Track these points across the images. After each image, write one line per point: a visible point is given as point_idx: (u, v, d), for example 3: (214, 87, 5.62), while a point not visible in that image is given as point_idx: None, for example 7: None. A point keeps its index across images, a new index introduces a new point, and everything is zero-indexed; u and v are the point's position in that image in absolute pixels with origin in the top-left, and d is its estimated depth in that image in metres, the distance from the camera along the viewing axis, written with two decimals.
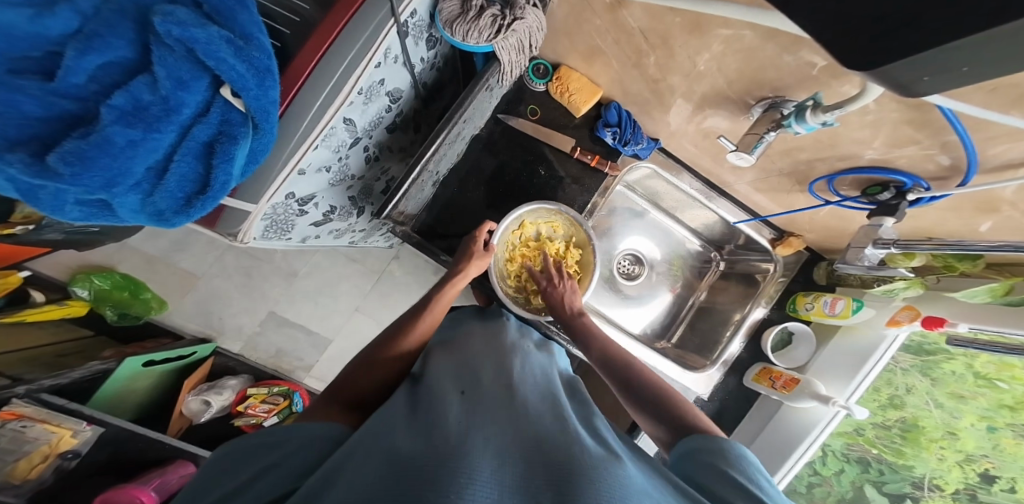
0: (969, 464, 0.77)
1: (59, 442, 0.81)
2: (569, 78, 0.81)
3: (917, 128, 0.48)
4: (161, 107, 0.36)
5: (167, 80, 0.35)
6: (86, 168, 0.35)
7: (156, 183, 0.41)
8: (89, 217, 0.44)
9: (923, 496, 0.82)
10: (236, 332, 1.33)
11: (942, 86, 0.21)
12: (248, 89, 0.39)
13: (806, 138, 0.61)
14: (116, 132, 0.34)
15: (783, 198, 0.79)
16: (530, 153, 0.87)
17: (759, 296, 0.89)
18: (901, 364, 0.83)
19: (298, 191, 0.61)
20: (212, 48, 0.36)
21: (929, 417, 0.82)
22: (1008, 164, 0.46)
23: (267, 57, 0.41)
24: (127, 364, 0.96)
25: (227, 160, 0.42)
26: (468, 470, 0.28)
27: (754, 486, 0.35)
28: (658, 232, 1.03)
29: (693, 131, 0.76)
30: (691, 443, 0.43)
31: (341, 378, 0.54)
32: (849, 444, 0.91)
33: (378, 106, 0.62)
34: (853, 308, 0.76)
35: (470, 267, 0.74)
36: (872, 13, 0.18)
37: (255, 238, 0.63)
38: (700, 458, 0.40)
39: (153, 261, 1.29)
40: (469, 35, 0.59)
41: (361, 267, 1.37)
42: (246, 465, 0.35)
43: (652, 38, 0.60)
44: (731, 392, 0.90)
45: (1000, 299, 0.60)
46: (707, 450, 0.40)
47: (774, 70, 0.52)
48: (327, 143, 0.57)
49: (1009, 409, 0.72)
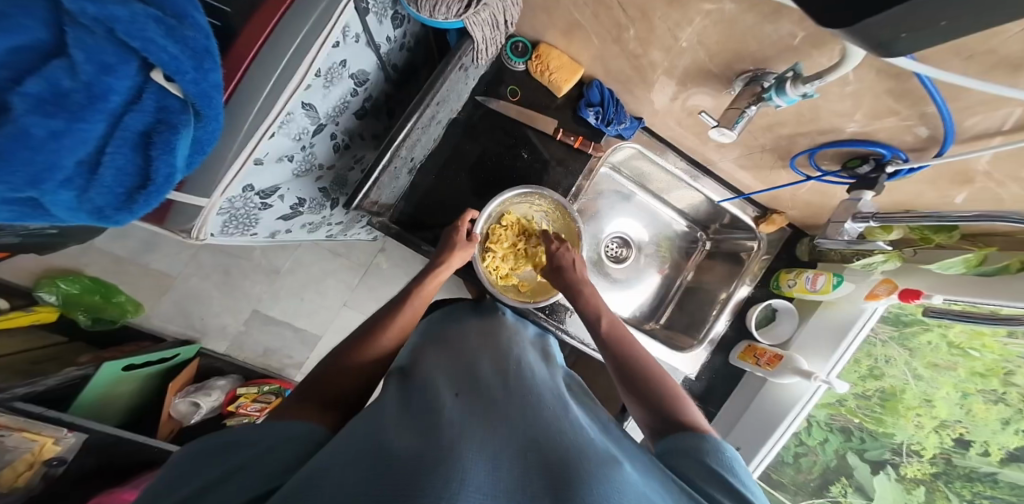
0: (944, 430, 0.80)
1: (41, 450, 0.78)
2: (549, 56, 0.78)
3: (897, 99, 0.48)
4: (85, 94, 0.32)
5: (89, 65, 0.31)
6: (3, 163, 0.31)
7: (91, 178, 0.38)
8: (20, 216, 0.40)
9: (902, 462, 0.86)
10: (219, 332, 1.30)
11: (920, 46, 0.20)
12: (183, 73, 0.36)
13: (788, 112, 0.60)
14: (34, 123, 0.31)
15: (766, 176, 0.78)
16: (512, 136, 0.85)
17: (744, 274, 0.90)
18: (880, 335, 0.85)
19: (257, 183, 0.58)
20: (136, 27, 0.32)
21: (907, 388, 0.84)
22: (983, 134, 0.46)
23: (204, 37, 0.37)
24: (110, 367, 0.94)
25: (168, 151, 0.40)
26: (461, 474, 0.26)
27: (737, 482, 0.34)
28: (645, 214, 1.03)
29: (677, 109, 0.74)
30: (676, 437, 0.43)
31: (314, 374, 0.52)
32: (831, 415, 0.93)
33: (342, 89, 0.59)
34: (833, 283, 0.77)
35: (452, 259, 0.72)
36: None
37: (213, 234, 0.60)
38: (682, 451, 0.40)
39: (123, 263, 1.23)
40: (436, 10, 0.55)
41: (346, 261, 1.34)
42: (217, 465, 0.33)
43: (631, 11, 0.58)
44: (719, 371, 0.92)
45: (974, 269, 0.60)
46: (690, 446, 0.40)
47: (755, 41, 0.50)
48: (285, 130, 0.54)
49: (980, 376, 0.75)
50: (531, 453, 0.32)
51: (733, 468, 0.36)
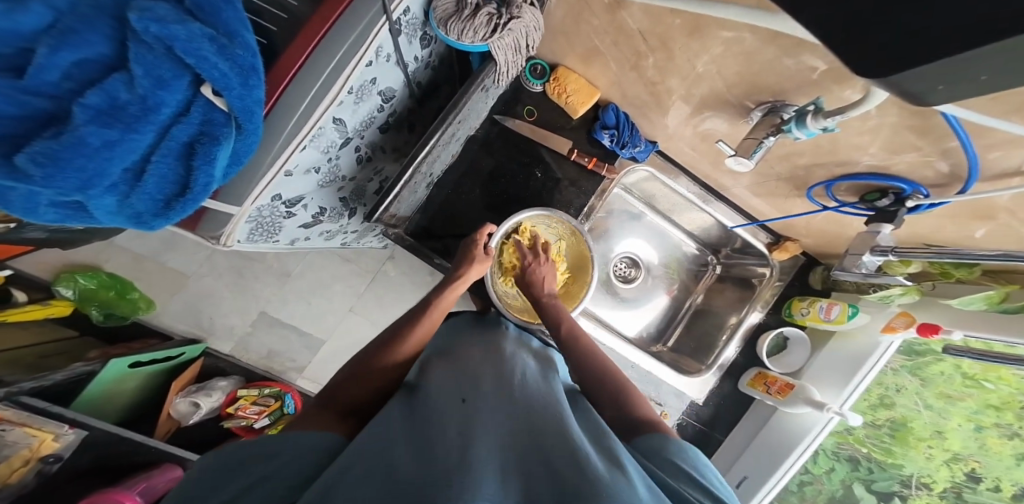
0: (956, 463, 0.78)
1: (41, 445, 0.79)
2: (566, 78, 0.79)
3: (919, 135, 0.48)
4: (139, 107, 0.34)
5: (146, 79, 0.34)
6: (58, 169, 0.33)
7: (134, 185, 0.40)
8: (67, 220, 0.42)
9: (911, 495, 0.83)
10: (227, 333, 1.31)
11: (953, 97, 0.20)
12: (230, 89, 0.38)
13: (806, 143, 0.60)
14: (92, 132, 0.32)
15: (781, 203, 0.78)
16: (527, 155, 0.86)
17: (755, 300, 0.89)
18: (891, 364, 0.82)
19: (285, 193, 0.59)
20: (193, 46, 0.34)
21: (917, 418, 0.82)
22: (1009, 172, 0.45)
23: (252, 55, 0.40)
24: (116, 364, 0.95)
25: (209, 162, 0.41)
26: (471, 488, 0.27)
27: (706, 481, 0.37)
28: (655, 234, 1.02)
29: (692, 134, 0.75)
30: (641, 436, 0.45)
31: (334, 385, 0.52)
32: (839, 443, 0.91)
33: (369, 106, 0.61)
34: (848, 314, 0.76)
35: (470, 271, 0.73)
36: (896, 33, 0.17)
37: (240, 240, 0.62)
38: (648, 448, 0.42)
39: (141, 260, 1.26)
40: (463, 34, 0.57)
41: (356, 267, 1.35)
42: (241, 477, 0.34)
43: (651, 39, 0.59)
44: (726, 397, 0.90)
45: (996, 306, 0.60)
46: (658, 447, 0.42)
47: (775, 74, 0.51)
48: (315, 143, 0.55)
49: (994, 409, 0.73)
50: (536, 463, 0.33)
51: (695, 464, 0.39)
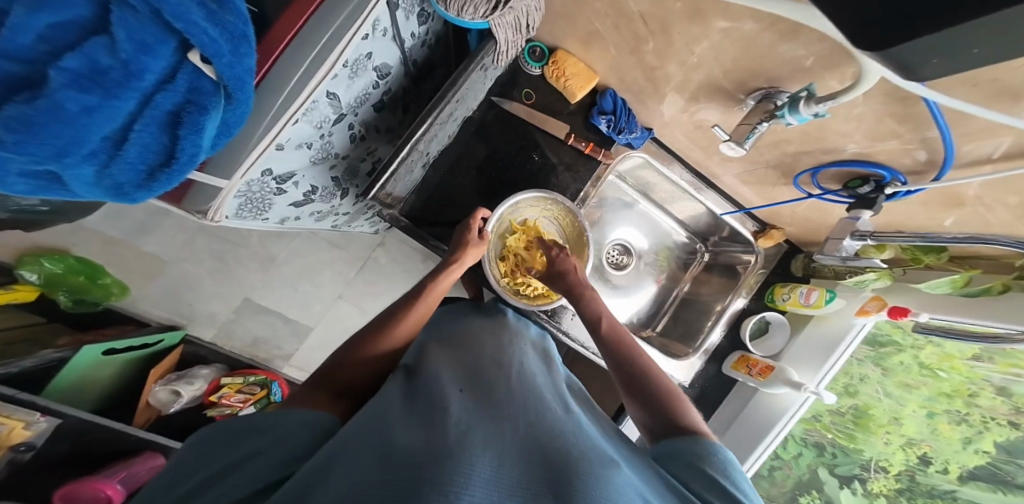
0: (910, 447, 0.84)
1: (10, 434, 0.73)
2: (565, 62, 0.79)
3: (901, 123, 0.50)
4: (122, 72, 0.32)
5: (128, 43, 0.31)
6: (33, 135, 0.31)
7: (114, 153, 0.38)
8: (37, 191, 0.40)
9: (870, 477, 0.89)
10: (208, 320, 1.27)
11: (945, 70, 0.21)
12: (220, 56, 0.36)
13: (796, 131, 0.62)
14: (69, 97, 0.30)
15: (767, 191, 0.81)
16: (523, 139, 0.86)
17: (740, 287, 0.92)
18: (857, 355, 0.88)
19: (275, 168, 0.58)
20: (183, 9, 0.32)
21: (878, 405, 0.89)
22: (978, 160, 0.49)
23: (242, 22, 0.38)
24: (88, 351, 0.90)
25: (196, 132, 0.40)
26: (465, 469, 0.27)
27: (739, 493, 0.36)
28: (646, 222, 1.05)
29: (685, 121, 0.77)
30: (676, 441, 0.45)
31: (329, 364, 0.52)
32: (807, 429, 0.96)
33: (364, 82, 0.60)
34: (826, 299, 0.80)
35: (466, 257, 0.73)
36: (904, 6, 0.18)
37: (228, 216, 0.60)
38: (682, 456, 0.42)
39: (113, 244, 1.15)
40: (464, 10, 0.56)
41: (345, 253, 1.32)
42: (233, 450, 0.34)
43: (652, 23, 0.60)
44: (711, 379, 0.93)
45: (959, 289, 0.64)
46: (689, 450, 0.42)
47: (770, 60, 0.52)
48: (308, 117, 0.54)
49: (946, 396, 0.80)
50: (532, 450, 0.33)
51: (728, 473, 0.38)
